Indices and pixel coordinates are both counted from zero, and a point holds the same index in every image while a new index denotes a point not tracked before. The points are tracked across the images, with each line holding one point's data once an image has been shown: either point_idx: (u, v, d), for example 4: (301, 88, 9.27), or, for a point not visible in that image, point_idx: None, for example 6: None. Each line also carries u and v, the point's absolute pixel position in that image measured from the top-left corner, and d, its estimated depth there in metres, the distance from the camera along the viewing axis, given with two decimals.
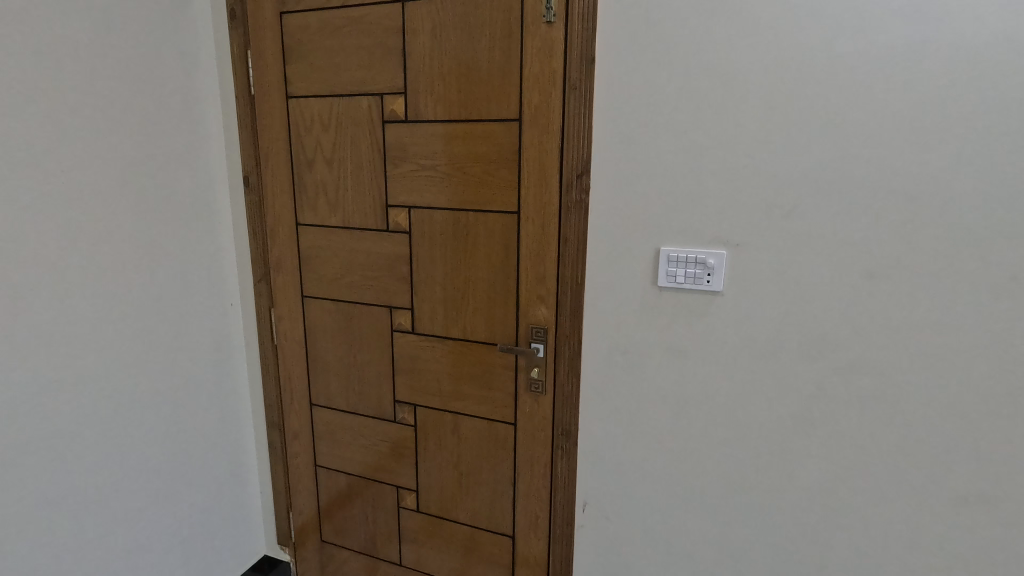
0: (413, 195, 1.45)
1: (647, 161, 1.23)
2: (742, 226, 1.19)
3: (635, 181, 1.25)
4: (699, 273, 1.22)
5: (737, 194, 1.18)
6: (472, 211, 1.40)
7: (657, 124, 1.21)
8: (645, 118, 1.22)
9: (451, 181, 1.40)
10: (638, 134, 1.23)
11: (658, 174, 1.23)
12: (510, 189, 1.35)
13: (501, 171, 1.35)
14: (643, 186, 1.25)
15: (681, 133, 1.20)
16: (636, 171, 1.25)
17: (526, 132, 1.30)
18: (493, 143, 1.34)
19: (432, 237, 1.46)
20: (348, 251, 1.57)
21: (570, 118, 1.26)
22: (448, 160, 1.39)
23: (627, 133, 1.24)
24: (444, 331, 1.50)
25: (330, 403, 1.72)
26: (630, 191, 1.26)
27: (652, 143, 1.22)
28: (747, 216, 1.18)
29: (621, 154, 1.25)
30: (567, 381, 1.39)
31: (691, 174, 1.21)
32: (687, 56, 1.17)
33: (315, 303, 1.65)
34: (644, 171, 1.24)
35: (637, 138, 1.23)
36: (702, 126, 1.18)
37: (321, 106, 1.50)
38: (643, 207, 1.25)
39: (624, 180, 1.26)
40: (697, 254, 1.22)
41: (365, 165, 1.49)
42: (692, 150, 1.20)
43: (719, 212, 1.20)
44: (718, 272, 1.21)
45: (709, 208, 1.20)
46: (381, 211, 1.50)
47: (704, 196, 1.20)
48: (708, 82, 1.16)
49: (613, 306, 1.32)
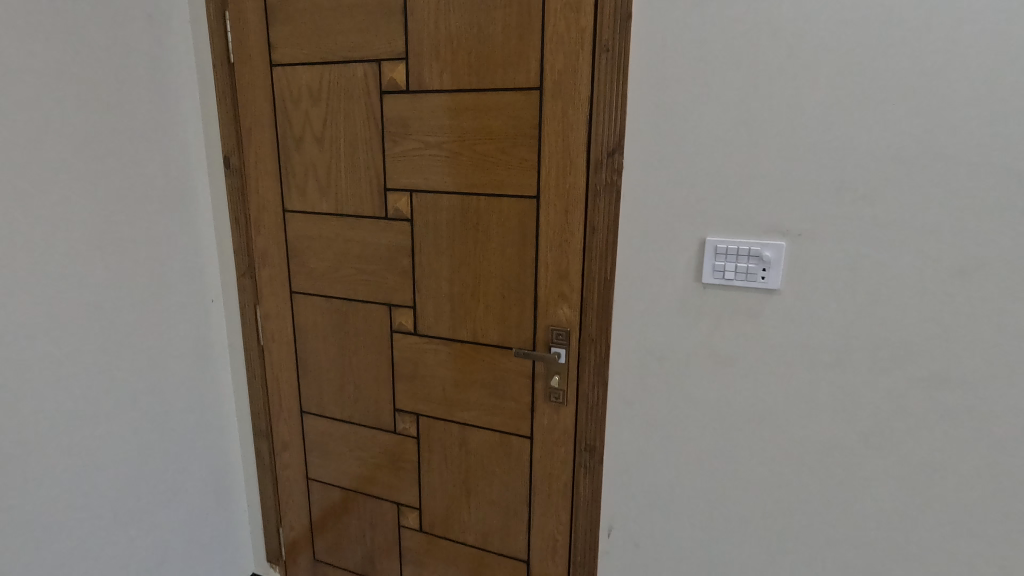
0: (415, 177, 1.27)
1: (688, 138, 1.05)
2: (805, 213, 1.01)
3: (675, 160, 1.07)
4: (752, 267, 1.05)
5: (799, 175, 1.00)
6: (484, 196, 1.22)
7: (704, 93, 1.03)
8: (689, 86, 1.03)
9: (459, 162, 1.22)
10: (681, 104, 1.04)
11: (703, 152, 1.05)
12: (528, 170, 1.17)
13: (517, 150, 1.17)
14: (686, 165, 1.06)
15: (732, 103, 1.01)
16: (678, 149, 1.06)
17: (548, 105, 1.12)
18: (507, 118, 1.16)
19: (437, 226, 1.28)
20: (342, 242, 1.39)
21: (598, 88, 1.08)
22: (457, 139, 1.21)
23: (667, 103, 1.05)
24: (450, 332, 1.32)
25: (322, 410, 1.54)
26: (669, 171, 1.08)
27: (698, 115, 1.04)
28: (809, 203, 1.00)
29: (660, 128, 1.07)
30: (591, 390, 1.22)
31: (746, 152, 1.02)
32: (743, 9, 0.97)
33: (305, 300, 1.48)
34: (687, 148, 1.06)
35: (680, 109, 1.05)
36: (759, 93, 1.00)
37: (310, 75, 1.32)
38: (687, 190, 1.07)
39: (663, 159, 1.08)
40: (749, 246, 1.04)
41: (360, 144, 1.30)
42: (746, 123, 1.01)
43: (777, 196, 1.02)
44: (776, 266, 1.03)
45: (764, 190, 1.02)
46: (378, 196, 1.32)
47: (758, 177, 1.02)
48: (768, 40, 0.97)
49: (648, 307, 1.14)
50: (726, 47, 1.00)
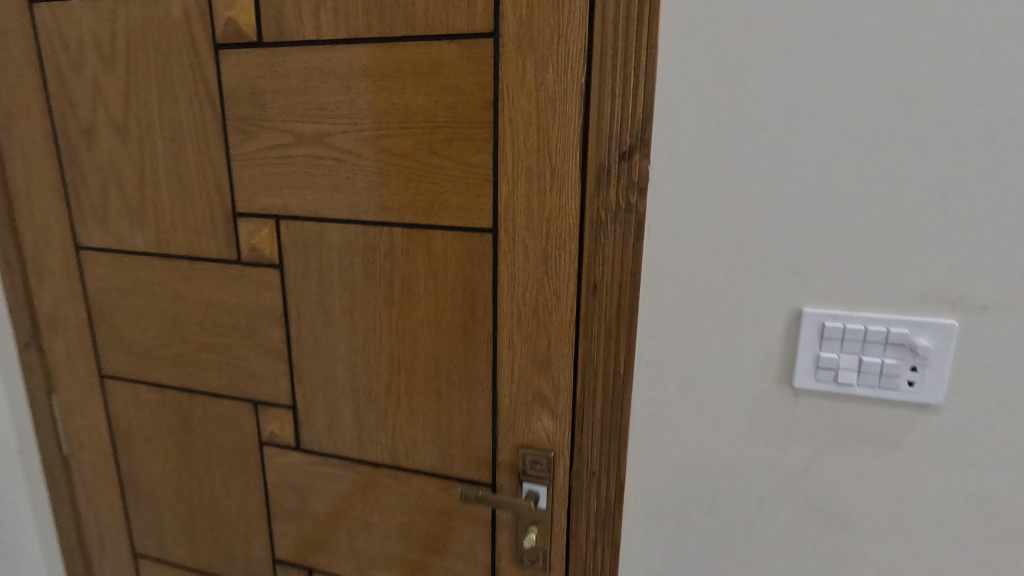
0: (283, 197, 0.74)
1: (777, 126, 0.55)
2: (997, 272, 0.53)
3: (750, 169, 0.57)
4: (892, 367, 0.56)
5: (990, 201, 0.52)
6: (401, 229, 0.70)
7: (815, 37, 0.53)
8: (784, 25, 0.53)
9: (355, 171, 0.70)
10: (765, 61, 0.54)
11: (806, 153, 0.55)
12: (476, 185, 0.66)
13: (456, 151, 0.66)
14: (771, 179, 0.57)
15: (866, 60, 0.52)
16: (755, 147, 0.56)
17: (510, 69, 0.62)
18: (438, 92, 0.65)
19: (324, 278, 0.75)
20: (172, 300, 0.84)
21: (602, 33, 0.58)
22: (350, 130, 0.69)
23: (737, 61, 0.55)
24: (355, 449, 0.81)
25: (165, 552, 0.99)
26: (738, 189, 0.58)
27: (798, 82, 0.54)
28: (1009, 253, 0.53)
29: (721, 107, 0.56)
30: (589, 555, 0.72)
31: (893, 153, 0.53)
32: None
33: (124, 388, 0.92)
34: (776, 144, 0.56)
35: (763, 71, 0.55)
36: (929, 39, 0.50)
37: (93, 16, 0.75)
38: (769, 225, 0.58)
39: (725, 166, 0.58)
40: (888, 328, 0.56)
41: (186, 138, 0.76)
42: (899, 96, 0.52)
43: (945, 238, 0.54)
44: (935, 366, 0.55)
45: (926, 225, 0.54)
46: (223, 227, 0.78)
47: (916, 200, 0.54)
48: None
49: (690, 426, 0.65)
50: None
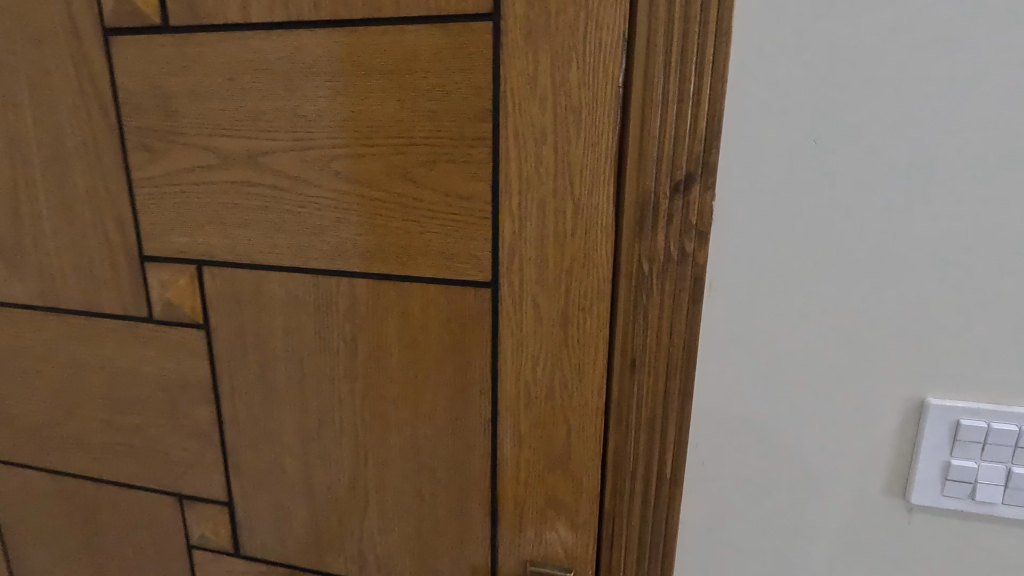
0: (205, 237, 0.55)
1: (899, 149, 0.41)
2: None
3: (857, 210, 0.42)
4: None
5: None
6: (365, 281, 0.52)
7: (960, 27, 0.38)
8: (918, 8, 0.38)
9: (302, 202, 0.51)
10: (888, 59, 0.39)
11: (936, 188, 0.41)
12: (469, 225, 0.48)
13: (441, 177, 0.48)
14: (885, 223, 0.42)
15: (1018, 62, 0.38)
16: (865, 180, 0.41)
17: (516, 65, 0.44)
18: (414, 96, 0.47)
19: (263, 342, 0.57)
20: (67, 365, 0.64)
21: (652, 14, 0.41)
22: (292, 147, 0.50)
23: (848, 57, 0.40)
24: (310, 559, 0.62)
25: None
26: (840, 238, 0.43)
27: (932, 89, 0.39)
28: None
29: (821, 123, 0.41)
30: None
31: None
32: None
33: (10, 472, 0.71)
34: (894, 176, 0.41)
35: (880, 74, 0.40)
36: None
37: None
38: (879, 282, 0.43)
39: (822, 202, 0.42)
40: None
41: (74, 155, 0.56)
42: None
43: None
44: None
45: None
46: (128, 274, 0.58)
47: None
48: None
49: (762, 543, 0.50)
50: None
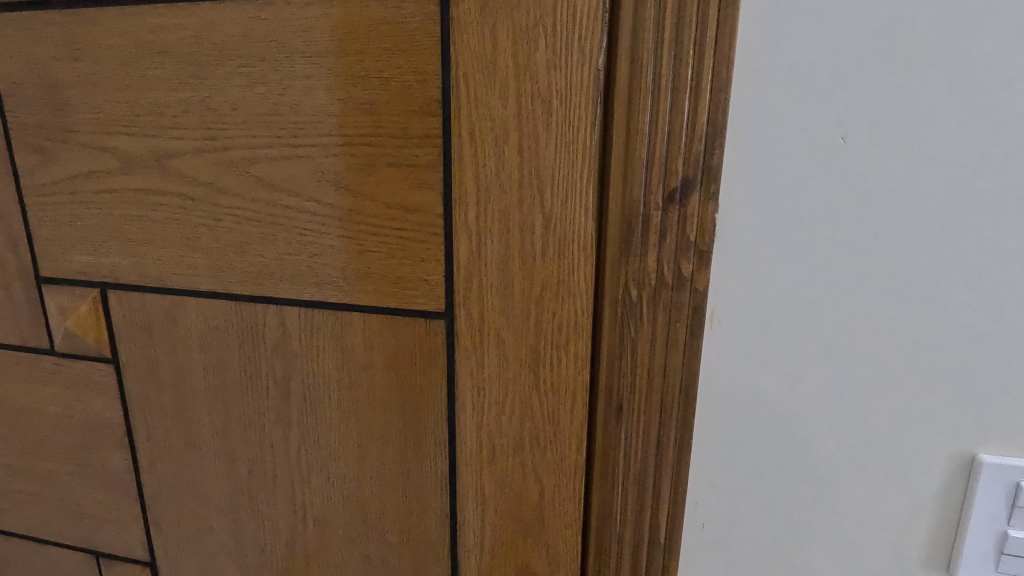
0: (108, 257, 0.46)
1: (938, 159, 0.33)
2: None
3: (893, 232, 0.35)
4: None
5: None
6: (296, 310, 0.43)
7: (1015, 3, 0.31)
8: None
9: (218, 215, 0.42)
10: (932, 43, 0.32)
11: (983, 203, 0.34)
12: (420, 244, 0.39)
13: (383, 184, 0.39)
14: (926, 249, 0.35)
15: None
16: (904, 194, 0.34)
17: (470, 45, 0.35)
18: (344, 84, 0.38)
19: (182, 382, 0.47)
20: None
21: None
22: (205, 148, 0.41)
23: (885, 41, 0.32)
24: None
25: None
26: (876, 265, 0.35)
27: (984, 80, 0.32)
28: None
29: (849, 124, 0.33)
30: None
31: None
32: None
33: None
34: (933, 194, 0.34)
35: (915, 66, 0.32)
36: None
37: None
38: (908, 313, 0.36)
39: (852, 228, 0.35)
40: None
41: None
42: None
43: None
44: None
45: None
46: (24, 300, 0.49)
47: None
48: None
49: None
50: None
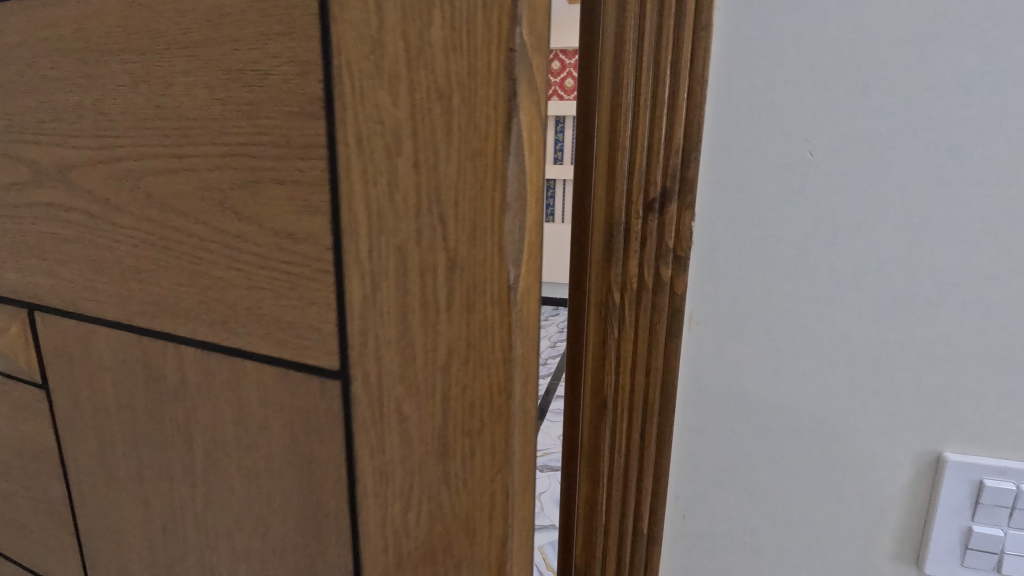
0: (32, 275, 0.42)
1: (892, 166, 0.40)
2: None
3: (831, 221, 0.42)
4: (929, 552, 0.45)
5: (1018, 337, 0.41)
6: (193, 351, 0.36)
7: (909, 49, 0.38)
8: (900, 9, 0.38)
9: (117, 236, 0.37)
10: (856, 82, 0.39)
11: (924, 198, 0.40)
12: (311, 285, 0.30)
13: (268, 207, 0.31)
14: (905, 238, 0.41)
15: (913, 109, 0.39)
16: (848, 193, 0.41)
17: (349, 24, 0.26)
18: (221, 82, 0.30)
19: (100, 417, 0.42)
20: None
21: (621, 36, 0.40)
22: (101, 159, 0.36)
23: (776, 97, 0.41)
24: None
25: None
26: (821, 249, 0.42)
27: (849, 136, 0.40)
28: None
29: (813, 136, 0.41)
30: None
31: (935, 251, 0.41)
32: None
33: None
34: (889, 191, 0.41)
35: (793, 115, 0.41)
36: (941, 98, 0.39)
37: None
38: (842, 307, 0.43)
39: (806, 212, 0.42)
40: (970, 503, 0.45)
41: None
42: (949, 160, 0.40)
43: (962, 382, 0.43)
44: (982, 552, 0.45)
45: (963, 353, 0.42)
46: None
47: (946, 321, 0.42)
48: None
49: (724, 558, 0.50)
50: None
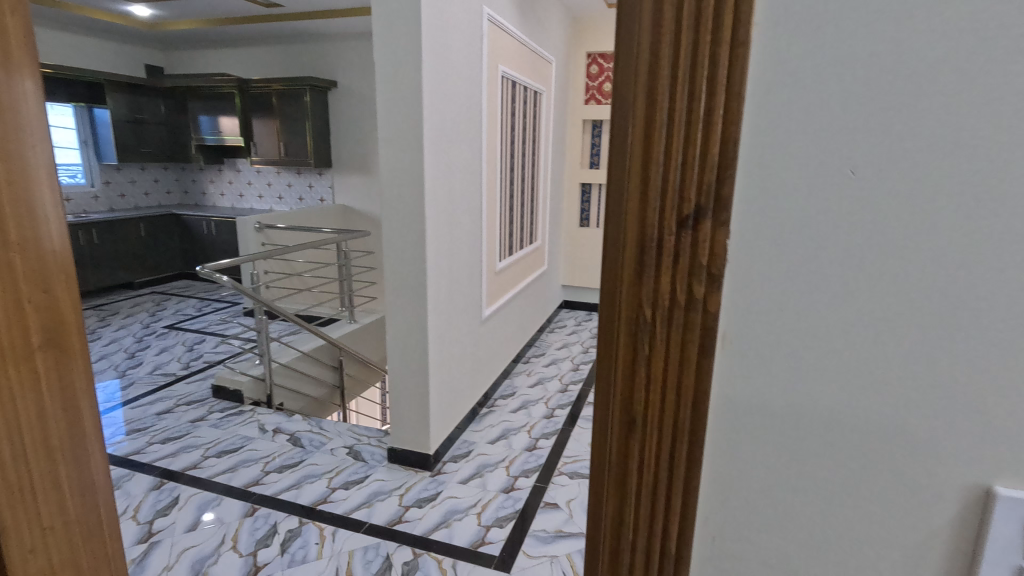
0: None
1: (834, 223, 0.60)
2: (893, 427, 0.67)
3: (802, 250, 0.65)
4: (870, 511, 0.69)
5: (877, 367, 0.66)
6: None
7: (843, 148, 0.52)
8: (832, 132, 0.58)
9: None
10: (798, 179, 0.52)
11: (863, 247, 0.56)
12: None
13: None
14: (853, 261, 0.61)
15: (798, 224, 0.65)
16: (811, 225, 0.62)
17: None
18: None
19: None
20: None
21: (630, 168, 0.70)
22: None
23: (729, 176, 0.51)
24: None
25: None
26: (801, 274, 0.66)
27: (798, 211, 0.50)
28: (888, 410, 0.66)
29: (793, 215, 0.65)
30: None
31: (818, 308, 0.66)
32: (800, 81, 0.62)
33: None
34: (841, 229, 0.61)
35: None
36: (815, 215, 0.65)
37: None
38: (811, 308, 0.67)
39: (800, 249, 0.66)
40: (978, 507, 0.66)
41: None
42: (827, 253, 0.65)
43: (845, 393, 0.67)
44: (878, 501, 0.69)
45: (844, 371, 0.67)
46: None
47: (829, 351, 0.67)
48: (839, 139, 0.62)
49: (713, 497, 0.75)
50: (777, 133, 0.64)
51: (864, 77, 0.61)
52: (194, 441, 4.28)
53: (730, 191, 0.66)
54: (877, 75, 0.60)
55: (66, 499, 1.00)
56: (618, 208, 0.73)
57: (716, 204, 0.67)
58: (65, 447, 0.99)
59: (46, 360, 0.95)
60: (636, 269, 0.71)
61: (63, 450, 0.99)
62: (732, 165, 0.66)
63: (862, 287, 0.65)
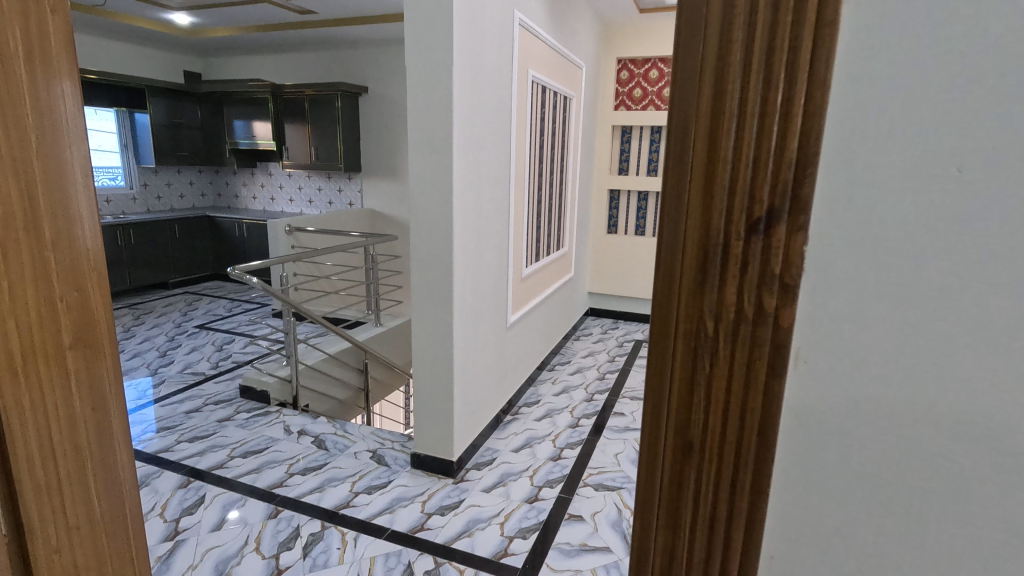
0: None
1: None
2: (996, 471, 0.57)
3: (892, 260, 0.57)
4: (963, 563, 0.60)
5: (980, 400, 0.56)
6: None
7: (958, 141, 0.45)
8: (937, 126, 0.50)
9: None
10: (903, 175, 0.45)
11: None
12: None
13: None
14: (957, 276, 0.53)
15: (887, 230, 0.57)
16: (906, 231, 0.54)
17: None
18: None
19: None
20: None
21: (695, 165, 0.64)
22: None
23: None
24: None
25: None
26: (889, 287, 0.58)
27: None
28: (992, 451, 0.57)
29: (881, 220, 0.58)
30: None
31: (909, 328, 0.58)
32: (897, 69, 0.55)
33: None
34: None
35: None
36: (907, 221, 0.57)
37: None
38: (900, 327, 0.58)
39: (889, 259, 0.58)
40: None
41: None
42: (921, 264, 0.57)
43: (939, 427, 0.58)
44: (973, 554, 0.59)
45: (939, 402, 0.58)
46: None
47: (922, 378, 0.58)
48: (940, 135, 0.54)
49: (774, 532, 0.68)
50: (867, 128, 0.57)
51: (976, 63, 0.52)
52: (221, 441, 4.32)
53: (808, 192, 0.59)
54: (991, 60, 0.52)
55: (94, 505, 0.90)
56: (678, 209, 0.66)
57: (793, 206, 0.60)
58: (95, 452, 0.89)
59: (76, 359, 0.85)
60: (698, 275, 0.65)
61: (94, 461, 0.90)
62: (813, 162, 0.59)
63: (964, 306, 0.56)
